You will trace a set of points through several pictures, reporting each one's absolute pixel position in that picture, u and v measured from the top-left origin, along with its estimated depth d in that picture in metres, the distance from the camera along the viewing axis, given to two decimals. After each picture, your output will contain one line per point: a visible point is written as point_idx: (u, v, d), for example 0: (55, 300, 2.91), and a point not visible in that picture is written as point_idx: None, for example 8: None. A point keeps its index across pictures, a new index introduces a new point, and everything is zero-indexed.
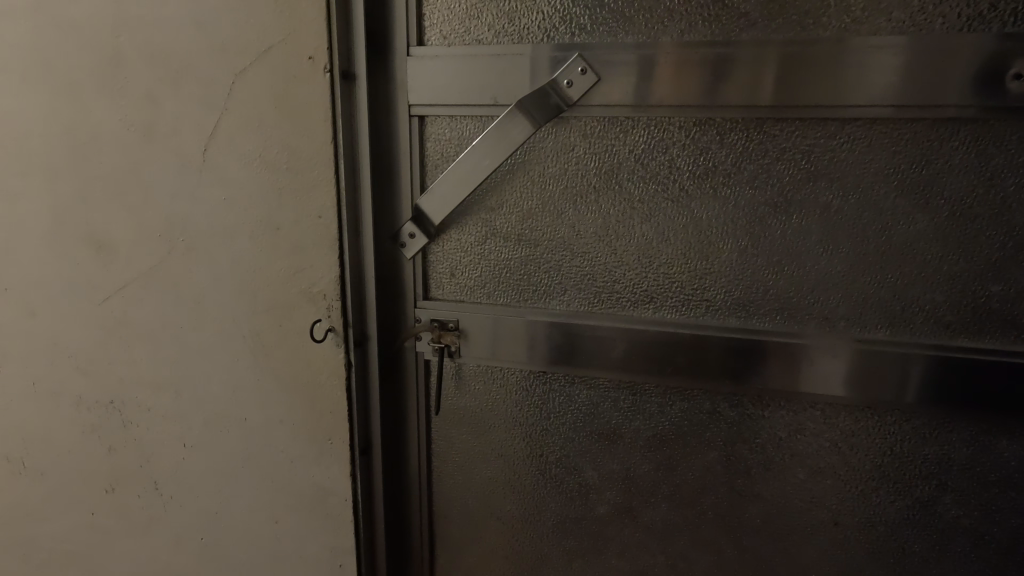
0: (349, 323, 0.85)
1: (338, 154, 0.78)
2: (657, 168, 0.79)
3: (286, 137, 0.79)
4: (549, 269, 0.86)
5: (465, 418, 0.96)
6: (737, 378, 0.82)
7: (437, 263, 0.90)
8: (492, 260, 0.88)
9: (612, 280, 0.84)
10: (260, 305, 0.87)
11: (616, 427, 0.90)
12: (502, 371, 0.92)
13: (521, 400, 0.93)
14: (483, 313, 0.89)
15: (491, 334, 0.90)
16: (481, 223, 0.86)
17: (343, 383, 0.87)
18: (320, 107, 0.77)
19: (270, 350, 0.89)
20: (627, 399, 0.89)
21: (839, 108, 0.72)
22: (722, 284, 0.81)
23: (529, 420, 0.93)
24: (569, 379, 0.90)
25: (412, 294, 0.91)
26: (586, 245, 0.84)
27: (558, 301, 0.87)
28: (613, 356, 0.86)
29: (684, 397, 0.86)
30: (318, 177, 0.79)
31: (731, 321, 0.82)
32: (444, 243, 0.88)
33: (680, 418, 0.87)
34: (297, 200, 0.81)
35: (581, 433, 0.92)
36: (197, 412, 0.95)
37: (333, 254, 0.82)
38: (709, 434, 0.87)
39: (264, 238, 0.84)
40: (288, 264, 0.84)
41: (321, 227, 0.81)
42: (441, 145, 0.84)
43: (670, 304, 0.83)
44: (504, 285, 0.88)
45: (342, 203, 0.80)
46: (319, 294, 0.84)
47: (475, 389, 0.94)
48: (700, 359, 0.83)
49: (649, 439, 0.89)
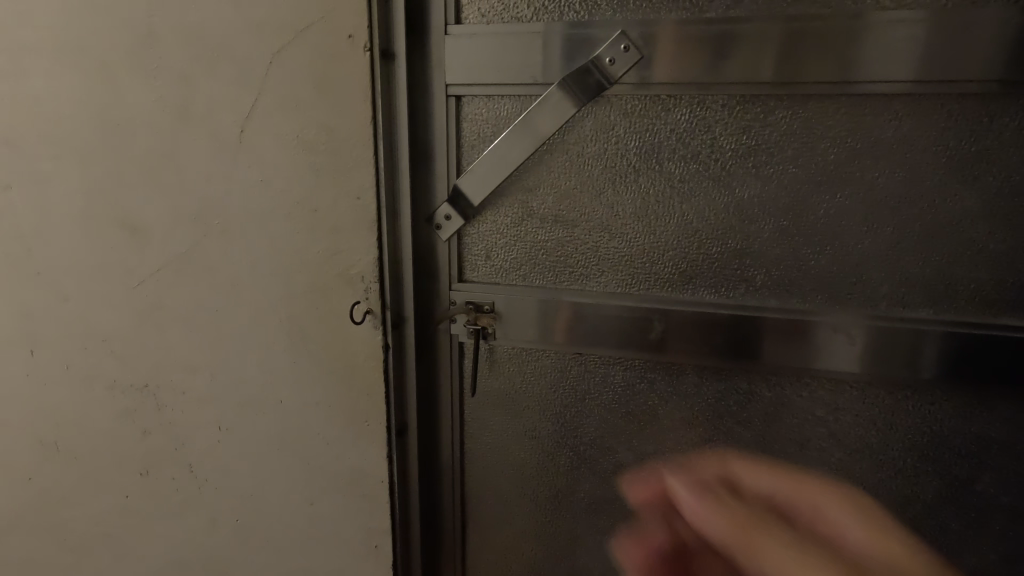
0: (387, 306, 0.84)
1: (377, 134, 0.78)
2: (698, 147, 0.79)
3: (324, 118, 0.78)
4: (588, 250, 0.86)
5: (500, 400, 0.96)
6: (776, 358, 0.82)
7: (473, 245, 0.89)
8: (528, 242, 0.87)
9: (652, 260, 0.84)
10: (297, 287, 0.87)
11: (651, 408, 0.90)
12: (537, 353, 0.92)
13: (555, 382, 0.93)
14: (519, 295, 0.89)
15: (527, 317, 0.90)
16: (518, 205, 0.86)
17: (380, 366, 0.87)
18: (359, 87, 0.76)
19: (307, 333, 0.89)
20: (663, 381, 0.89)
21: (888, 84, 0.71)
22: (764, 265, 0.81)
23: (564, 402, 0.94)
24: (605, 361, 0.90)
25: (447, 276, 0.91)
26: (626, 226, 0.83)
27: (597, 282, 0.87)
28: (650, 336, 0.86)
29: (722, 378, 0.86)
30: (357, 158, 0.79)
31: (772, 301, 0.81)
32: (480, 225, 0.88)
33: (717, 399, 0.87)
34: (335, 181, 0.80)
35: (616, 416, 0.92)
36: (232, 395, 0.95)
37: (371, 236, 0.81)
38: (746, 415, 0.87)
39: (301, 220, 0.83)
40: (325, 246, 0.83)
41: (360, 209, 0.80)
42: (478, 126, 0.83)
43: (711, 285, 0.83)
44: (541, 266, 0.88)
45: (381, 184, 0.80)
46: (356, 276, 0.83)
47: (509, 371, 0.94)
48: (739, 339, 0.83)
49: (684, 421, 0.90)
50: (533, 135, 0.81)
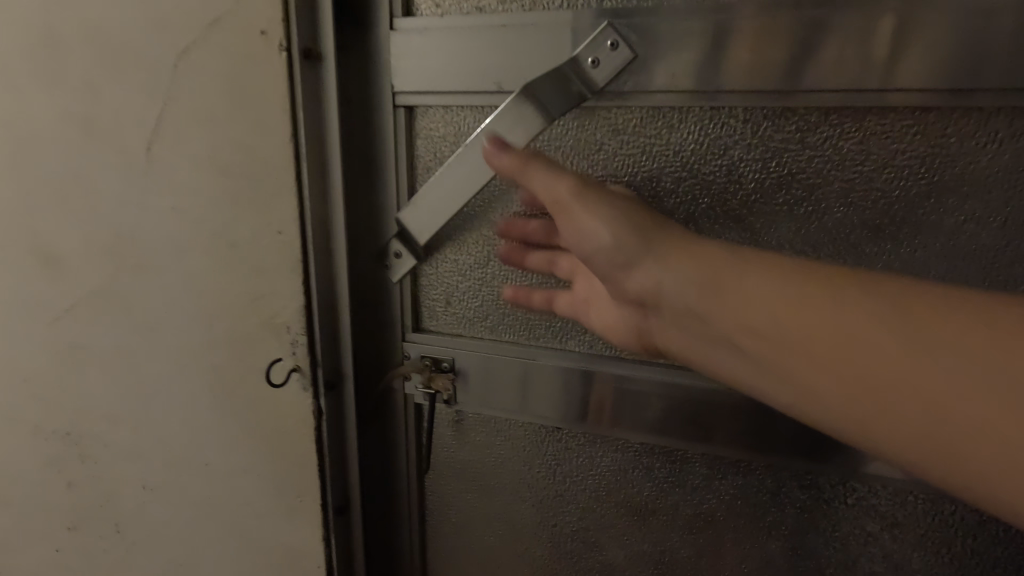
0: (318, 362, 0.70)
1: (300, 156, 0.63)
2: (712, 175, 0.60)
3: (238, 134, 0.63)
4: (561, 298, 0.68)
5: (464, 475, 0.79)
6: (809, 450, 0.63)
7: (430, 288, 0.73)
8: (496, 288, 0.71)
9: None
10: (219, 334, 0.72)
11: (648, 501, 0.72)
12: (506, 421, 0.75)
13: (530, 457, 0.75)
14: (484, 351, 0.72)
15: (496, 381, 0.73)
16: (483, 242, 0.69)
17: (311, 433, 0.72)
18: (277, 97, 0.60)
19: (231, 389, 0.74)
20: (664, 467, 0.70)
21: (986, 94, 0.50)
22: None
23: (540, 483, 0.76)
24: (591, 440, 0.72)
25: (399, 325, 0.75)
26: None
27: (574, 338, 0.69)
28: (647, 415, 0.68)
29: (738, 471, 0.67)
30: (277, 185, 0.63)
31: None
32: (438, 265, 0.72)
33: (733, 497, 0.68)
34: (255, 212, 0.65)
35: (605, 504, 0.74)
36: (156, 452, 0.82)
37: (296, 279, 0.66)
38: (771, 519, 0.68)
39: (219, 258, 0.69)
40: (247, 288, 0.69)
41: (283, 246, 0.65)
42: (434, 143, 0.67)
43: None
44: (512, 318, 0.71)
45: (308, 216, 0.65)
46: (282, 326, 0.68)
47: (474, 441, 0.77)
48: (759, 425, 0.64)
49: (692, 519, 0.71)
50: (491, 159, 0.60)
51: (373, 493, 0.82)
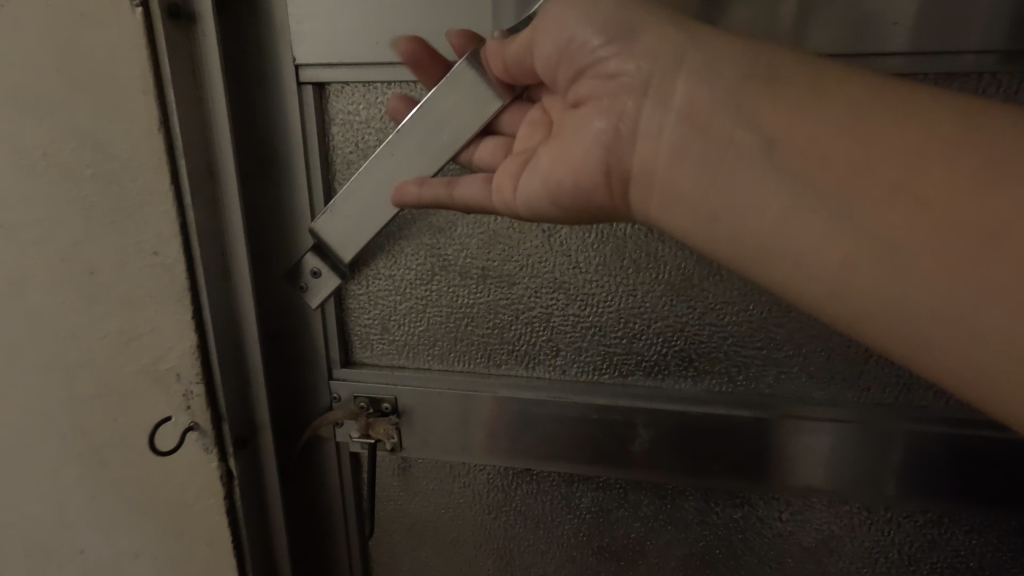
0: (223, 416, 0.54)
1: (173, 151, 0.46)
2: None
3: (83, 123, 0.46)
4: (518, 318, 0.57)
5: (417, 529, 0.66)
6: (816, 480, 0.54)
7: (361, 313, 0.60)
8: (445, 307, 0.58)
9: (619, 333, 0.56)
10: (83, 387, 0.55)
11: (635, 542, 0.62)
12: (465, 464, 0.63)
13: (497, 505, 0.64)
14: (433, 385, 0.59)
15: (449, 423, 0.59)
16: (425, 253, 0.57)
17: (220, 505, 0.56)
18: (132, 70, 0.44)
19: (107, 455, 0.57)
20: (652, 504, 0.60)
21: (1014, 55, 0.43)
22: (791, 337, 0.53)
23: (510, 533, 0.64)
24: (566, 478, 0.61)
25: (326, 359, 0.60)
26: (582, 279, 0.55)
27: (540, 363, 0.58)
28: (633, 450, 0.57)
29: (737, 502, 0.59)
30: (144, 190, 0.47)
31: (802, 391, 0.55)
32: (370, 284, 0.58)
33: (731, 530, 0.60)
34: (118, 228, 0.49)
35: (588, 550, 0.63)
36: (10, 541, 0.63)
37: (184, 314, 0.50)
38: (772, 551, 0.59)
39: (75, 289, 0.52)
40: (117, 327, 0.52)
41: (159, 271, 0.49)
42: (353, 131, 0.53)
43: (709, 367, 0.56)
44: (465, 342, 0.59)
45: (192, 232, 0.48)
46: (168, 373, 0.52)
47: (426, 489, 0.64)
48: (762, 453, 0.55)
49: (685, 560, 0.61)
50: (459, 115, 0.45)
51: (305, 563, 0.67)
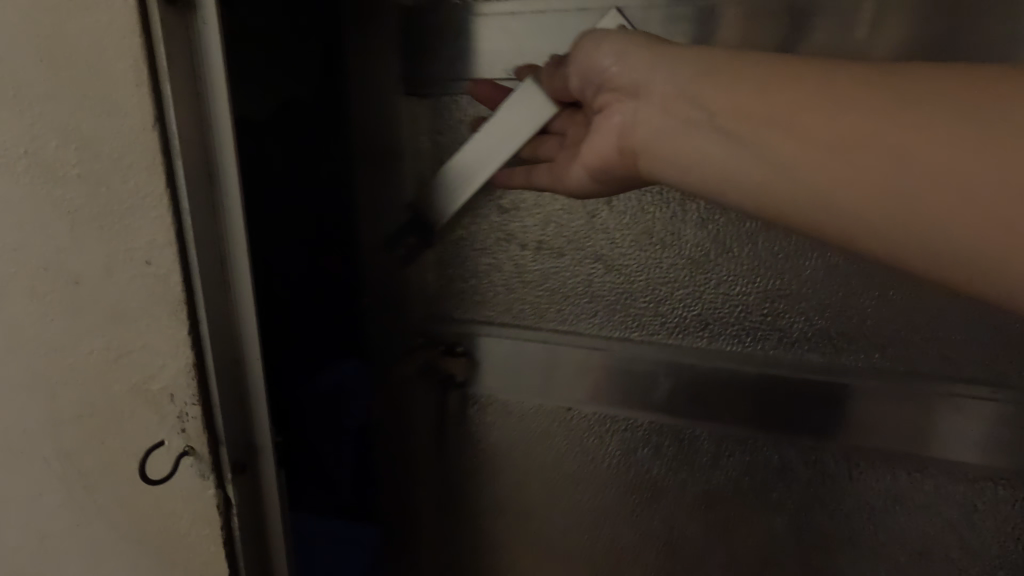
0: (221, 440, 0.49)
1: (165, 151, 0.42)
2: None
3: (67, 120, 0.42)
4: (579, 280, 0.68)
5: (484, 472, 0.76)
6: (814, 424, 0.64)
7: (442, 270, 0.72)
8: (509, 269, 0.70)
9: (664, 293, 0.66)
10: (67, 408, 0.50)
11: (654, 480, 0.70)
12: (519, 408, 0.73)
13: (548, 441, 0.73)
14: (496, 331, 0.71)
15: (509, 366, 0.72)
16: (497, 226, 0.70)
17: (217, 536, 0.51)
18: (124, 61, 0.40)
19: (91, 482, 0.52)
20: (672, 446, 0.69)
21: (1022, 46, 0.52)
22: (813, 295, 0.62)
23: (554, 469, 0.74)
24: (602, 423, 0.71)
25: (415, 311, 0.74)
26: (632, 247, 0.66)
27: (597, 318, 0.68)
28: (655, 396, 0.68)
29: (743, 444, 0.67)
30: (135, 193, 0.43)
31: (828, 339, 0.63)
32: (450, 246, 0.71)
33: (742, 475, 0.67)
34: (106, 234, 0.44)
35: (612, 493, 0.72)
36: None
37: (180, 329, 0.46)
38: (776, 494, 0.67)
39: (58, 302, 0.47)
40: (104, 342, 0.48)
41: (153, 282, 0.45)
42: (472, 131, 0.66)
43: (744, 322, 0.64)
44: (523, 299, 0.70)
45: (187, 240, 0.44)
46: (162, 394, 0.48)
47: (484, 426, 0.75)
48: (779, 398, 0.64)
49: (690, 509, 0.70)
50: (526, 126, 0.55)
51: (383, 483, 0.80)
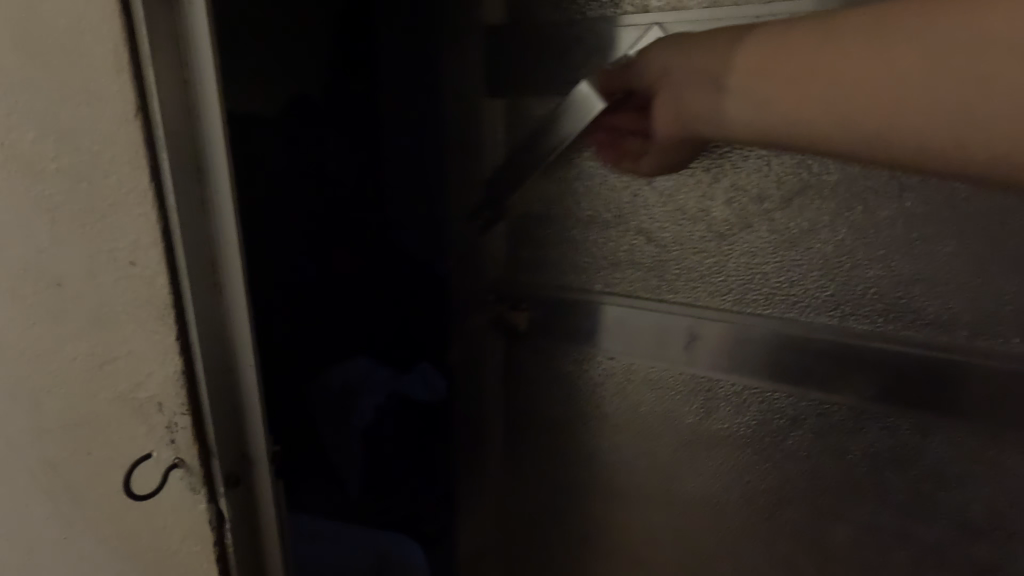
0: (213, 452, 0.46)
1: (148, 145, 0.39)
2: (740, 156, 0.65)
3: (45, 111, 0.39)
4: (623, 249, 0.73)
5: (524, 420, 0.84)
6: (822, 375, 0.67)
7: (493, 244, 0.79)
8: (552, 244, 0.76)
9: (704, 255, 0.70)
10: (52, 417, 0.48)
11: (678, 433, 0.76)
12: (558, 366, 0.80)
13: (580, 394, 0.80)
14: (538, 297, 0.78)
15: (549, 329, 0.78)
16: (538, 205, 0.75)
17: (212, 551, 0.49)
18: (104, 47, 0.37)
19: (78, 495, 0.50)
20: (696, 402, 0.74)
21: None
22: (849, 249, 0.63)
23: (616, 416, 0.79)
24: (632, 380, 0.77)
25: (470, 277, 0.82)
26: (675, 212, 0.70)
27: (645, 282, 0.73)
28: (683, 354, 0.73)
29: (766, 400, 0.71)
30: (118, 189, 0.40)
31: (866, 293, 0.64)
32: (500, 222, 0.78)
33: (757, 425, 0.72)
34: (89, 233, 0.41)
35: (671, 437, 0.77)
36: None
37: (168, 334, 0.43)
38: (788, 440, 0.71)
39: (40, 305, 0.44)
40: (89, 348, 0.45)
41: (138, 285, 0.42)
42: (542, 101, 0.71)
43: (780, 281, 0.67)
44: (562, 269, 0.76)
45: (174, 240, 0.41)
46: (149, 403, 0.45)
47: (546, 372, 0.81)
48: (804, 357, 0.67)
49: (729, 460, 0.75)
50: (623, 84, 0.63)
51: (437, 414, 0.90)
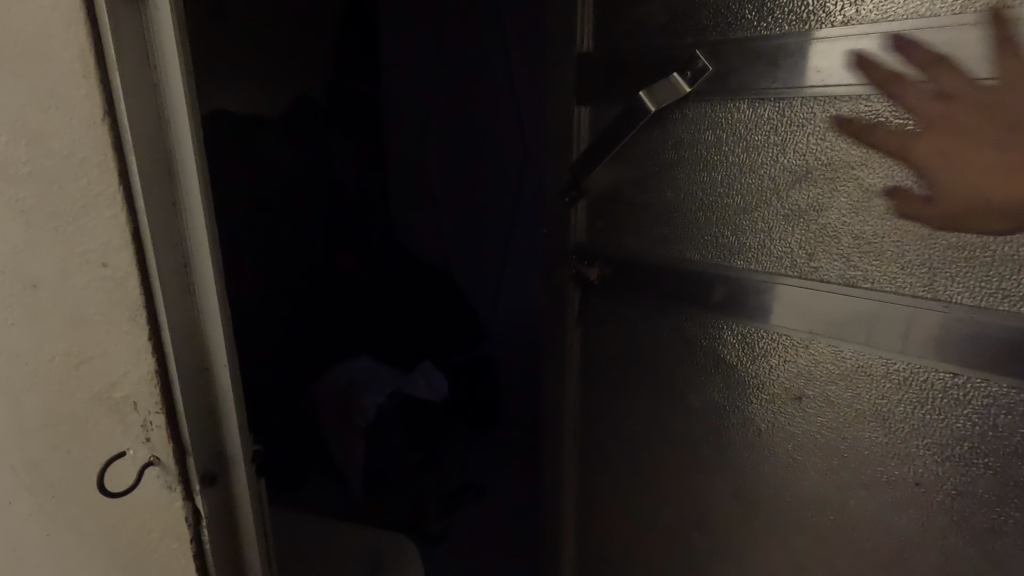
0: (189, 449, 0.46)
1: (122, 148, 0.39)
2: (781, 133, 0.53)
3: (19, 115, 0.40)
4: (668, 235, 0.64)
5: (602, 398, 0.76)
6: (889, 399, 0.53)
7: (581, 218, 0.72)
8: (605, 230, 0.70)
9: (717, 221, 0.60)
10: (31, 414, 0.48)
11: (734, 444, 0.65)
12: (614, 356, 0.73)
13: (639, 383, 0.72)
14: (602, 280, 0.71)
15: (609, 313, 0.72)
16: (602, 190, 0.68)
17: (189, 548, 0.49)
18: (72, 50, 0.37)
19: (59, 492, 0.51)
20: (754, 412, 0.63)
21: None
22: (897, 226, 0.49)
23: (669, 405, 0.70)
24: (703, 375, 0.66)
25: (572, 236, 0.73)
26: (706, 170, 0.59)
27: (672, 242, 0.64)
28: (736, 356, 0.62)
29: (822, 422, 0.58)
30: (87, 190, 0.40)
31: (887, 280, 0.51)
32: (588, 200, 0.70)
33: (832, 455, 0.58)
34: (62, 236, 0.42)
35: (733, 445, 0.65)
36: None
37: (141, 335, 0.43)
38: (872, 475, 0.56)
39: (19, 305, 0.45)
40: (65, 349, 0.46)
41: (110, 285, 0.42)
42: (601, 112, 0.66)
43: (789, 256, 0.56)
44: (617, 255, 0.69)
45: (148, 242, 0.41)
46: (126, 401, 0.46)
47: (614, 340, 0.73)
48: (859, 365, 0.54)
49: (770, 461, 0.63)
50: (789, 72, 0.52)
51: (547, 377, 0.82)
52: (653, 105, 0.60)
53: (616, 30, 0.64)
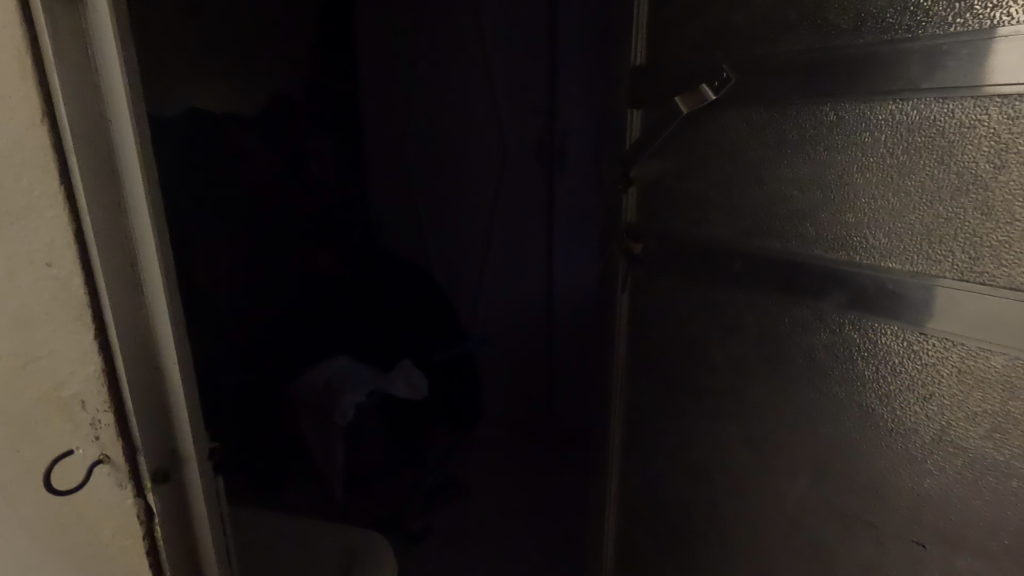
0: (141, 448, 0.47)
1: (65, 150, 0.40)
2: (789, 131, 0.63)
3: None
4: (701, 214, 0.76)
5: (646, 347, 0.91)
6: (869, 361, 0.60)
7: (637, 201, 0.88)
8: (649, 210, 0.85)
9: (740, 206, 0.70)
10: None
11: (743, 395, 0.75)
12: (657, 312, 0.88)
13: (672, 336, 0.85)
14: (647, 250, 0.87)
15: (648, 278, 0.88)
16: (652, 172, 0.84)
17: (141, 545, 0.49)
18: (10, 54, 0.38)
19: (11, 490, 0.51)
20: (761, 371, 0.72)
21: None
22: (877, 207, 0.57)
23: (694, 357, 0.82)
24: (720, 331, 0.77)
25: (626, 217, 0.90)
26: (732, 162, 0.70)
27: (705, 221, 0.76)
28: (750, 318, 0.72)
29: (815, 384, 0.66)
30: (29, 191, 0.41)
31: (868, 253, 0.58)
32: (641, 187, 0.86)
33: (824, 412, 0.65)
34: (5, 236, 0.43)
35: (741, 395, 0.75)
36: None
37: (84, 335, 0.44)
38: (855, 432, 0.63)
39: None
40: (11, 347, 0.46)
41: (51, 285, 0.43)
42: (651, 116, 0.81)
43: (792, 232, 0.65)
44: (662, 230, 0.83)
45: (95, 241, 0.42)
46: (74, 400, 0.46)
47: (656, 300, 0.87)
48: (846, 330, 0.61)
49: (767, 413, 0.72)
50: (795, 85, 0.62)
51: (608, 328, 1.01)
52: (687, 109, 0.74)
53: (664, 52, 0.79)
